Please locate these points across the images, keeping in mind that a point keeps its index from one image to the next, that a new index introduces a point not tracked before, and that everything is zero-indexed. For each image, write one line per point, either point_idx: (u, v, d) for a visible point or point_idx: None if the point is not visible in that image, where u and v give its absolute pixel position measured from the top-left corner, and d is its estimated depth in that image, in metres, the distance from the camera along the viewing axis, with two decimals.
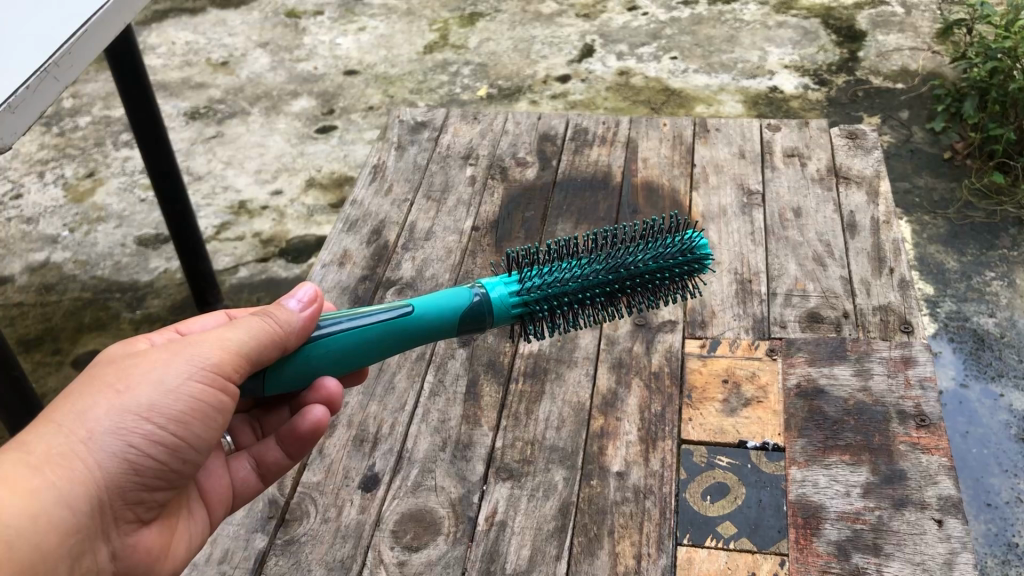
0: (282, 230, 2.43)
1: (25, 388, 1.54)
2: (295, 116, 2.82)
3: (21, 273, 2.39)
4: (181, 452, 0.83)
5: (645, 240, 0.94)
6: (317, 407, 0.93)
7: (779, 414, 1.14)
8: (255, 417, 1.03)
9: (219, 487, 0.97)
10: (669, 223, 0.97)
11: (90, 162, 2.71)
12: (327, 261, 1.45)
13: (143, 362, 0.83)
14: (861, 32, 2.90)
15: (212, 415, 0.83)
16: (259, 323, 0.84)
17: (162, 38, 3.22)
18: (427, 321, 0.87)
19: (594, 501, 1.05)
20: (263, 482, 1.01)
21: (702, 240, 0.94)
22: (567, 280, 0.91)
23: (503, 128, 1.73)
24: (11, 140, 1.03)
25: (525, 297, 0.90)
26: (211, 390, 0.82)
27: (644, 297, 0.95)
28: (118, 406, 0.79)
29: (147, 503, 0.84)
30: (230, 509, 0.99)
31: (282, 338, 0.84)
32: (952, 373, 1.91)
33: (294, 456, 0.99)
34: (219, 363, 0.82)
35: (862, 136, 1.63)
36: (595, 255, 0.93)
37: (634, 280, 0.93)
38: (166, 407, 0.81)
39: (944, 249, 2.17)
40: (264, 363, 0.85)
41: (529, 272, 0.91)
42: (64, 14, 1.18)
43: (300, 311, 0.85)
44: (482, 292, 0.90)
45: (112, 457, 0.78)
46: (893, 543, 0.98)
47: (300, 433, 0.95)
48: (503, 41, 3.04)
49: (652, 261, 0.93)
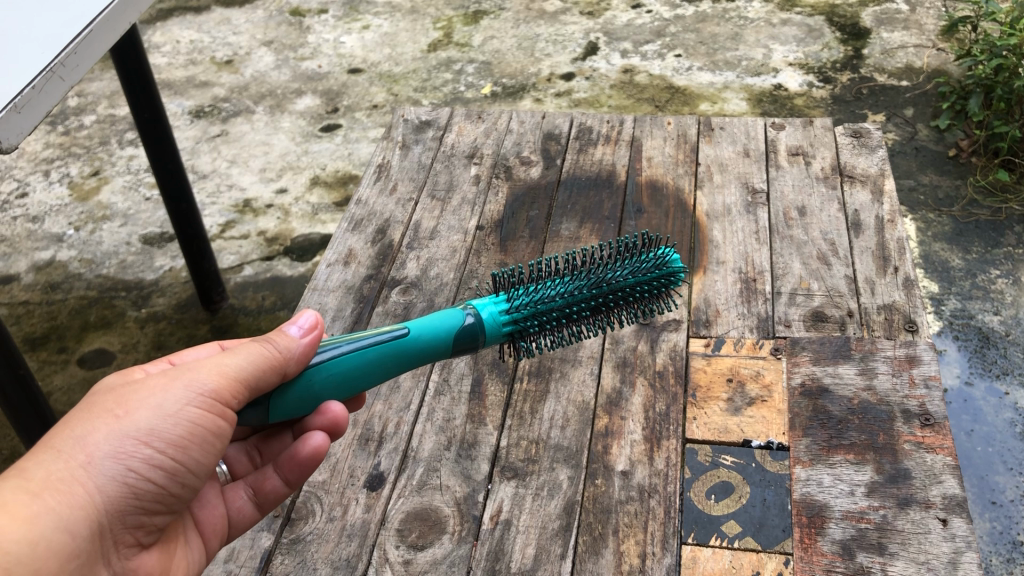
0: (287, 228, 2.44)
1: (30, 387, 1.55)
2: (299, 115, 2.82)
3: (27, 272, 2.40)
4: (180, 477, 0.83)
5: (624, 256, 0.96)
6: (316, 433, 0.93)
7: (783, 413, 1.14)
8: (251, 445, 1.04)
9: (213, 516, 0.97)
10: (641, 239, 0.99)
11: (95, 161, 2.72)
12: (333, 260, 1.45)
13: (141, 387, 0.83)
14: (866, 29, 2.90)
15: (210, 440, 0.84)
16: (258, 348, 0.85)
17: (167, 37, 3.22)
18: (423, 342, 0.88)
19: (599, 500, 1.06)
20: (260, 511, 1.01)
21: (673, 254, 0.97)
22: (552, 297, 0.93)
23: (508, 127, 1.73)
24: (17, 140, 1.03)
25: (515, 315, 0.92)
26: (210, 416, 0.82)
27: (626, 311, 0.97)
28: (118, 431, 0.80)
29: (146, 528, 0.84)
30: (226, 539, 1.00)
31: (282, 364, 0.84)
32: (957, 371, 1.90)
33: (292, 483, 0.99)
34: (218, 387, 0.82)
35: (866, 135, 1.62)
36: (576, 273, 0.95)
37: (615, 295, 0.95)
38: (165, 431, 0.81)
39: (949, 247, 2.17)
40: (264, 388, 0.85)
41: (517, 292, 0.93)
42: (70, 14, 1.18)
43: (300, 338, 0.86)
44: (473, 313, 0.91)
45: (112, 481, 0.78)
46: (898, 542, 0.98)
47: (299, 460, 0.95)
48: (507, 39, 3.04)
49: (630, 276, 0.95)
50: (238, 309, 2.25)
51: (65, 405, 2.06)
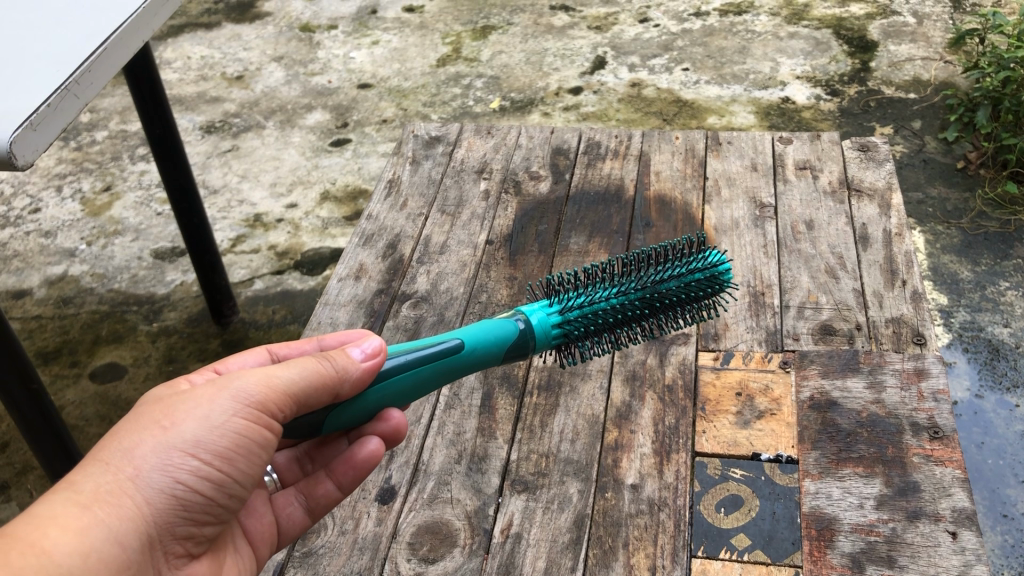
0: (297, 243, 2.46)
1: (44, 400, 1.56)
2: (309, 130, 2.85)
3: (40, 286, 2.42)
4: (226, 487, 0.84)
5: (680, 270, 1.01)
6: (372, 438, 0.97)
7: (792, 426, 1.14)
8: (302, 454, 1.07)
9: (261, 525, 0.99)
10: (688, 241, 1.06)
11: (107, 177, 2.75)
12: (344, 274, 1.47)
13: (188, 397, 0.83)
14: (874, 42, 2.91)
15: (256, 451, 0.84)
16: (314, 364, 0.86)
17: (178, 53, 3.27)
18: (477, 354, 0.92)
19: (609, 513, 1.06)
20: (310, 517, 1.03)
21: (725, 274, 1.02)
22: (600, 298, 0.99)
23: (517, 142, 1.75)
24: (34, 157, 1.05)
25: (566, 327, 0.97)
26: (255, 427, 0.83)
27: (672, 321, 1.03)
28: (165, 443, 0.80)
29: (195, 538, 0.85)
30: (275, 546, 1.01)
31: (336, 384, 0.86)
32: (968, 383, 1.90)
33: (344, 488, 1.01)
34: (264, 399, 0.83)
35: (874, 149, 1.63)
36: (626, 274, 1.01)
37: (664, 309, 1.01)
38: (211, 442, 0.81)
39: (958, 259, 2.17)
40: (315, 404, 0.87)
41: (569, 304, 0.97)
42: (83, 32, 1.20)
43: (362, 361, 0.87)
44: (524, 319, 0.96)
45: (160, 493, 0.79)
46: (908, 555, 0.98)
47: (355, 462, 0.98)
48: (515, 54, 3.07)
49: (681, 294, 1.01)
50: (248, 323, 2.26)
51: (78, 418, 2.08)
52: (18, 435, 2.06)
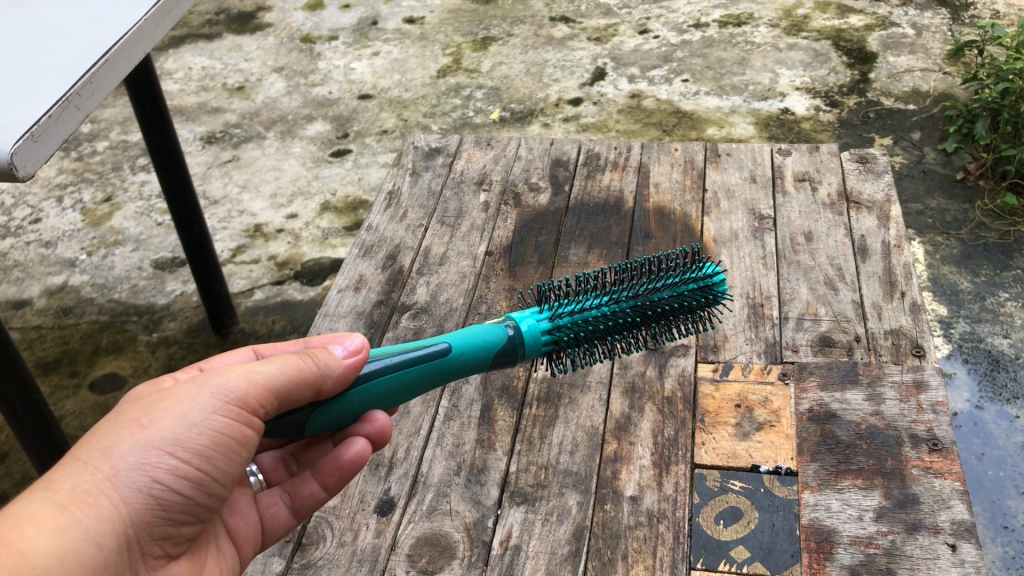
0: (297, 253, 2.46)
1: (40, 404, 1.55)
2: (310, 140, 2.86)
3: (40, 296, 2.43)
4: (206, 486, 0.84)
5: (673, 280, 1.02)
6: (358, 439, 0.97)
7: (792, 438, 1.14)
8: (288, 455, 1.07)
9: (244, 524, 0.99)
10: (682, 252, 1.07)
11: (108, 187, 2.76)
12: (343, 285, 1.47)
13: (169, 395, 0.84)
14: (873, 54, 2.92)
15: (237, 449, 0.84)
16: (296, 361, 0.86)
17: (179, 64, 3.28)
18: (464, 358, 0.92)
19: (608, 526, 1.06)
20: (295, 518, 1.03)
21: (721, 284, 1.03)
22: (592, 306, 0.99)
23: (516, 154, 1.75)
24: (35, 168, 1.05)
25: (555, 332, 0.96)
26: (236, 424, 0.83)
27: (665, 330, 1.03)
28: (143, 441, 0.80)
29: (172, 539, 0.85)
30: (259, 546, 1.02)
31: (318, 380, 0.86)
32: (967, 394, 1.90)
33: (330, 489, 1.01)
34: (245, 395, 0.84)
35: (872, 161, 1.64)
36: (618, 283, 1.01)
37: (656, 317, 1.01)
38: (190, 441, 0.81)
39: (958, 269, 2.17)
40: (297, 401, 0.87)
41: (559, 309, 0.98)
42: (84, 44, 1.21)
43: (344, 358, 0.88)
44: (513, 325, 0.96)
45: (137, 493, 0.79)
46: (907, 567, 0.98)
47: (341, 463, 0.98)
48: (515, 65, 3.08)
49: (673, 302, 1.01)
50: (248, 333, 2.26)
51: (77, 428, 2.08)
52: (17, 445, 2.06)
